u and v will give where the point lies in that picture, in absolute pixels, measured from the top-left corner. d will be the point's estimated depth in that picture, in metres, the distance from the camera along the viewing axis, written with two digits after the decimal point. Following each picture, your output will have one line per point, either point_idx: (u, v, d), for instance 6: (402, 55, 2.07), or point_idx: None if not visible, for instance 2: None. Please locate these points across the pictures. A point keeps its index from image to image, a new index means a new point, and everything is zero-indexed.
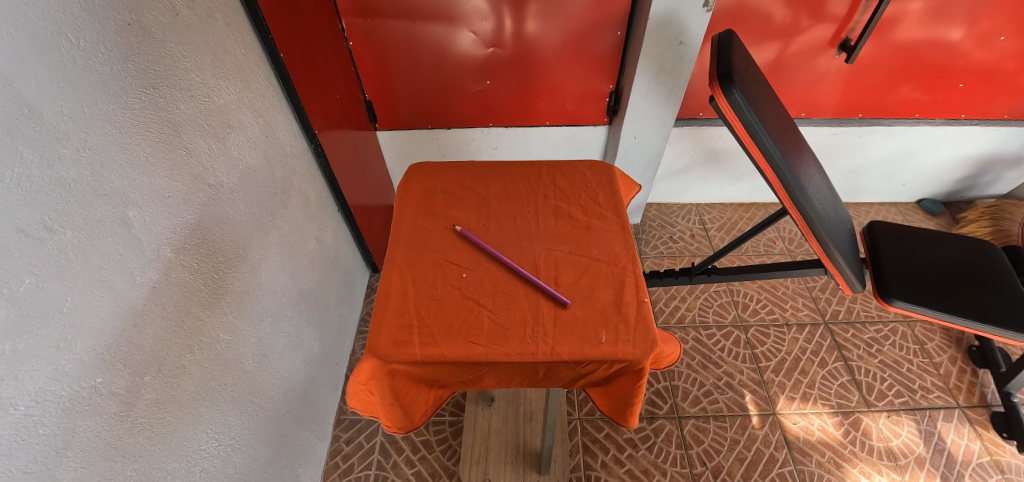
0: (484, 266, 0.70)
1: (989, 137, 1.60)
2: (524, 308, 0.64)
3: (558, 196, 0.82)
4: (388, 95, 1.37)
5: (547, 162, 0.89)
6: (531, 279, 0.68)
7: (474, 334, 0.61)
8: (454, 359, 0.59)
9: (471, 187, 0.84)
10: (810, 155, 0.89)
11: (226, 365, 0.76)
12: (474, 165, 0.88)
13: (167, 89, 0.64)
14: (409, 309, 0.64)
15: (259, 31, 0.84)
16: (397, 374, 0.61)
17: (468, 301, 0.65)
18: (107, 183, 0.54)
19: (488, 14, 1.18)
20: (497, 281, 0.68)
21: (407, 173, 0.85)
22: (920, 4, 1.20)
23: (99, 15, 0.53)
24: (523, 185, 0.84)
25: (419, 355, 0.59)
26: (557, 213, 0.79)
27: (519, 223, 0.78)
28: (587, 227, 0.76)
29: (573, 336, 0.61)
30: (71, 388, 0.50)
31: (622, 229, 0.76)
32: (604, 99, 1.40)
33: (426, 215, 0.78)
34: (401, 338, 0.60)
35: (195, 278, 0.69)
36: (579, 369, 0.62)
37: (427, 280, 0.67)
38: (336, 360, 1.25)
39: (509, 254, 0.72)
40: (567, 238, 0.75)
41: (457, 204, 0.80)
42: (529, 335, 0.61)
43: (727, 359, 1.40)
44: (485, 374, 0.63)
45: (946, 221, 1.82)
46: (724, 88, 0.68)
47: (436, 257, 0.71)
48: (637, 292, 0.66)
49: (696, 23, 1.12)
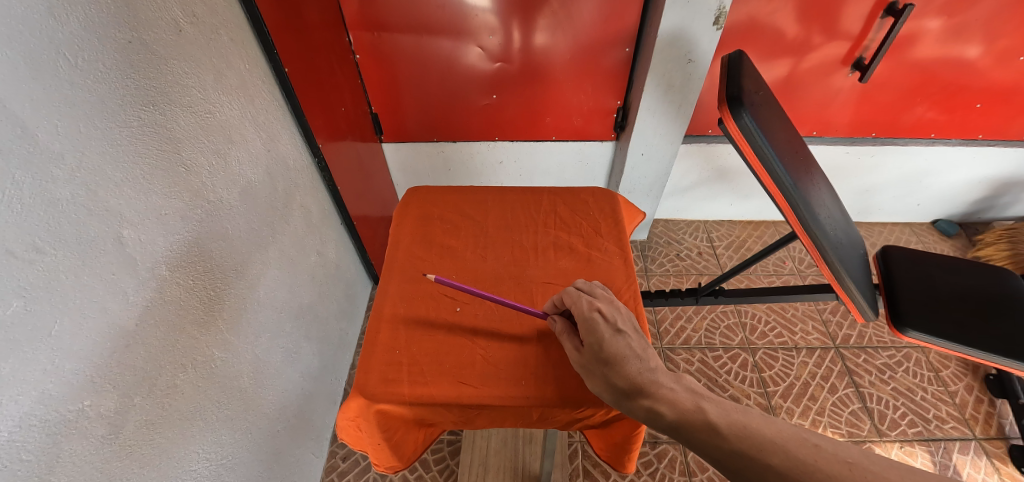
0: (478, 299, 0.70)
1: (1006, 158, 1.56)
2: (520, 347, 0.64)
3: (558, 224, 0.81)
4: (394, 108, 1.37)
5: (549, 188, 0.88)
6: (529, 317, 0.68)
7: (466, 374, 0.61)
8: (444, 401, 0.58)
9: (469, 213, 0.84)
10: (821, 180, 0.87)
11: (220, 384, 0.75)
12: (473, 190, 0.88)
13: (168, 105, 0.63)
14: (400, 346, 0.64)
15: (264, 46, 0.84)
16: (386, 413, 0.60)
17: (461, 338, 0.65)
18: (101, 202, 0.53)
19: (495, 29, 1.17)
20: (492, 316, 0.68)
21: (405, 197, 0.85)
22: (937, 22, 1.18)
23: (98, 32, 0.52)
24: (524, 211, 0.84)
25: (408, 395, 0.59)
26: (558, 244, 0.78)
27: (517, 252, 0.77)
28: (589, 259, 0.76)
29: (570, 379, 0.61)
30: (56, 412, 0.49)
31: (624, 261, 0.75)
32: (611, 115, 1.38)
33: (421, 243, 0.78)
34: (391, 377, 0.60)
35: (191, 295, 0.68)
36: (575, 414, 0.61)
37: (420, 314, 0.68)
38: (334, 376, 1.24)
39: (506, 286, 0.72)
40: (568, 271, 0.74)
41: (454, 231, 0.80)
42: (523, 377, 0.61)
43: (733, 382, 1.37)
44: (477, 416, 0.62)
45: (962, 243, 1.77)
46: (733, 112, 0.66)
47: (430, 290, 0.71)
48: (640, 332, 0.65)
49: (706, 41, 1.11)
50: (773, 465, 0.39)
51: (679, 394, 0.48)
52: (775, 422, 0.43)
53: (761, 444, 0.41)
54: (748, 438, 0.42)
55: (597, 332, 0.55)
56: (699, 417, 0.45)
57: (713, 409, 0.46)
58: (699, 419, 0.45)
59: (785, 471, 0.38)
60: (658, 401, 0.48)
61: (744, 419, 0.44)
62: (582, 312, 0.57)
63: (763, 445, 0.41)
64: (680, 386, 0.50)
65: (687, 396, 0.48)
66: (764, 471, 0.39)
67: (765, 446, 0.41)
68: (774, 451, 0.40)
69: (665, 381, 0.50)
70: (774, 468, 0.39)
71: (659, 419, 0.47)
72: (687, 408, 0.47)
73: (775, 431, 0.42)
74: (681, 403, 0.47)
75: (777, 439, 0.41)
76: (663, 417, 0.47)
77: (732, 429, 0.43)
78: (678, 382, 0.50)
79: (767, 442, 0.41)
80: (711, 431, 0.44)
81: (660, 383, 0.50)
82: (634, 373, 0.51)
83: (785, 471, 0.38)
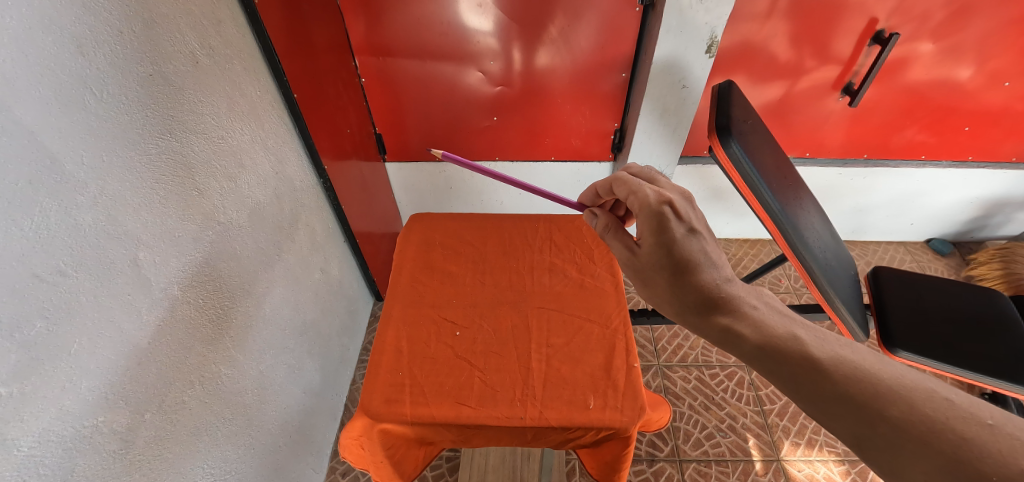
0: (476, 324, 0.80)
1: (997, 179, 1.59)
2: (514, 370, 0.73)
3: (553, 252, 0.93)
4: (397, 129, 1.41)
5: (544, 217, 1.01)
6: (523, 341, 0.78)
7: (464, 395, 0.70)
8: (444, 420, 0.67)
9: (469, 241, 0.95)
10: (811, 203, 0.90)
11: (226, 400, 0.77)
12: (474, 219, 1.00)
13: (184, 133, 0.67)
14: (403, 368, 0.73)
15: (275, 73, 0.88)
16: (387, 431, 0.69)
17: (461, 361, 0.74)
18: (120, 227, 0.56)
19: (496, 54, 1.21)
20: (489, 340, 0.78)
21: (408, 227, 0.97)
22: (925, 48, 1.21)
23: (123, 67, 0.56)
24: (522, 239, 0.96)
25: (409, 414, 0.67)
26: (553, 271, 0.90)
27: (514, 278, 0.88)
28: (581, 286, 0.86)
29: (561, 401, 0.69)
30: (73, 428, 0.51)
31: (615, 290, 0.86)
32: (608, 137, 1.42)
33: (424, 270, 0.89)
34: (394, 397, 0.69)
35: (201, 313, 0.70)
36: (566, 434, 0.69)
37: (422, 338, 0.77)
38: (335, 391, 1.26)
39: (503, 310, 0.82)
40: (562, 297, 0.85)
41: (455, 258, 0.92)
42: (518, 399, 0.69)
43: (730, 400, 1.38)
44: (474, 435, 0.71)
45: (956, 262, 1.79)
46: (723, 141, 0.70)
47: (434, 314, 0.81)
48: (626, 357, 0.75)
49: (699, 68, 1.16)
50: (889, 416, 0.39)
51: (757, 312, 0.54)
52: (894, 368, 0.43)
53: (878, 393, 0.40)
54: (863, 384, 0.42)
55: (670, 232, 0.59)
56: (795, 347, 0.48)
57: (815, 344, 0.48)
58: (797, 350, 0.47)
59: (903, 423, 0.38)
60: (736, 319, 0.54)
61: (853, 358, 0.44)
62: (653, 210, 0.61)
63: (880, 394, 0.41)
64: (753, 303, 0.56)
65: (770, 319, 0.53)
66: (878, 418, 0.39)
67: (882, 393, 0.40)
68: (895, 402, 0.39)
69: (735, 293, 0.57)
70: (891, 418, 0.39)
71: (741, 338, 0.52)
72: (774, 332, 0.50)
73: (896, 379, 0.41)
74: (766, 328, 0.51)
75: (900, 391, 0.40)
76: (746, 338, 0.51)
77: (841, 369, 0.44)
78: (749, 297, 0.56)
79: (885, 389, 0.41)
80: (814, 369, 0.45)
81: (732, 297, 0.56)
82: (703, 279, 0.58)
83: (904, 423, 0.38)
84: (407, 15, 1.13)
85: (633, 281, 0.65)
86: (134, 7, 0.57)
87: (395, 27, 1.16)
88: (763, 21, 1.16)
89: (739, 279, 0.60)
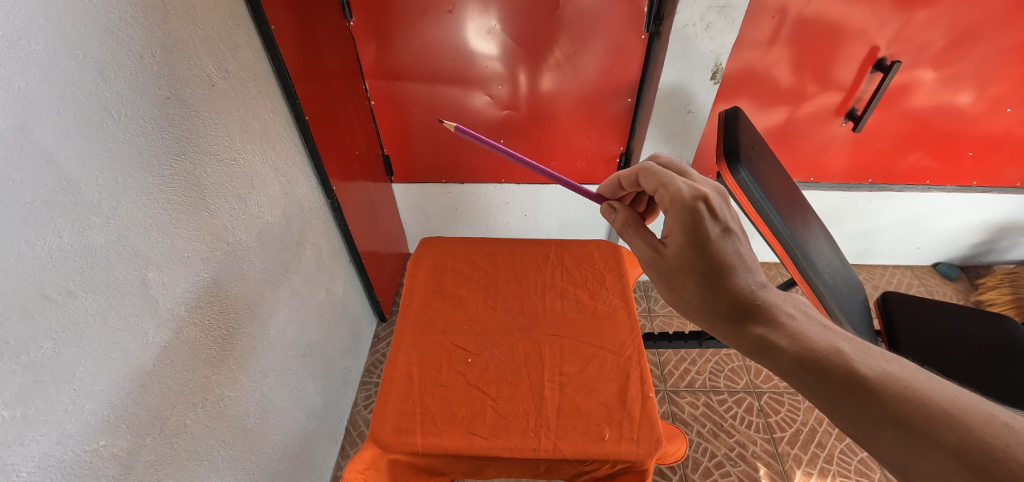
0: (488, 351, 0.81)
1: (1002, 203, 1.59)
2: (527, 399, 0.74)
3: (564, 277, 0.95)
4: (405, 151, 1.43)
5: (555, 242, 1.03)
6: (536, 369, 0.78)
7: (476, 425, 0.70)
8: (454, 451, 0.67)
9: (479, 265, 0.97)
10: (819, 228, 0.91)
11: (228, 422, 0.75)
12: (485, 243, 1.02)
13: (198, 155, 0.67)
14: (413, 396, 0.73)
15: (288, 96, 0.90)
16: (397, 462, 0.68)
17: (473, 390, 0.75)
18: (131, 247, 0.56)
19: (504, 79, 1.24)
20: (501, 368, 0.78)
21: (419, 250, 0.99)
22: (926, 75, 1.23)
23: (143, 91, 0.57)
24: (534, 264, 0.98)
25: (420, 445, 0.67)
26: (565, 296, 0.91)
27: (526, 303, 0.90)
28: (594, 312, 0.88)
29: (575, 432, 0.69)
30: (73, 452, 0.50)
31: (627, 316, 0.87)
32: (613, 160, 1.44)
33: (434, 294, 0.90)
34: (404, 427, 0.69)
35: (206, 335, 0.70)
36: (581, 466, 0.69)
37: (433, 365, 0.78)
38: (337, 414, 1.23)
39: (515, 337, 0.84)
40: (575, 323, 0.86)
41: (466, 283, 0.93)
42: (531, 429, 0.70)
43: (739, 427, 1.35)
44: (485, 466, 0.70)
45: (964, 286, 1.77)
46: (730, 166, 0.73)
47: (445, 341, 0.82)
48: (641, 386, 0.75)
49: (705, 94, 1.19)
50: (943, 441, 0.36)
51: (793, 322, 0.53)
52: (946, 390, 0.40)
53: (931, 416, 0.38)
54: (912, 405, 0.39)
55: (703, 231, 0.59)
56: (837, 361, 0.45)
57: (858, 359, 0.45)
58: (840, 364, 0.45)
59: (957, 447, 0.35)
60: (772, 328, 0.52)
61: (903, 377, 0.42)
62: (687, 205, 0.61)
63: (931, 416, 0.38)
64: (789, 312, 0.54)
65: (808, 330, 0.51)
66: (928, 441, 0.37)
67: (935, 417, 0.38)
68: (948, 425, 0.37)
69: (770, 300, 0.56)
70: (944, 442, 0.36)
71: (777, 347, 0.50)
72: (813, 344, 0.48)
73: (947, 401, 0.39)
74: (804, 338, 0.50)
75: (953, 414, 0.37)
76: (782, 347, 0.50)
77: (889, 388, 0.41)
78: (784, 306, 0.55)
79: (935, 411, 0.38)
80: (860, 386, 0.42)
81: (767, 305, 0.55)
82: (736, 282, 0.57)
83: (959, 448, 0.35)
84: (417, 41, 1.16)
85: (661, 282, 0.65)
86: (154, 33, 0.58)
87: (406, 53, 1.19)
88: (767, 49, 1.18)
89: (773, 287, 0.59)
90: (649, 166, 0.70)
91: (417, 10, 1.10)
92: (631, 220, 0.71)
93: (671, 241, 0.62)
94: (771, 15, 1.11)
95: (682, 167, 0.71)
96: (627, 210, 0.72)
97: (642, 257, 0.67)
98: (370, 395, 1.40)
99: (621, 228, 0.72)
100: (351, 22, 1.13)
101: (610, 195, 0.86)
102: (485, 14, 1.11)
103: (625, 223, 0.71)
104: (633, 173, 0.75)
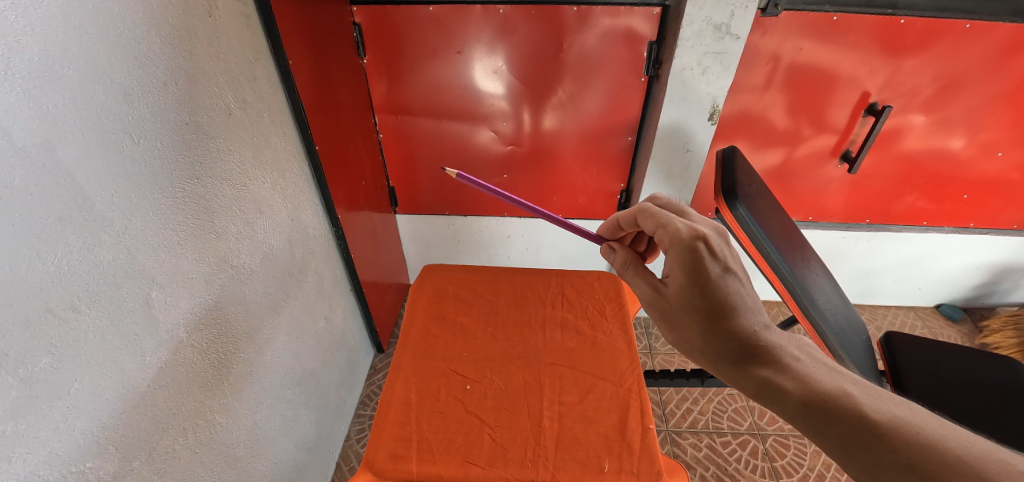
0: (487, 378, 0.80)
1: (1000, 245, 1.61)
2: (526, 429, 0.72)
3: (565, 308, 0.95)
4: (410, 182, 1.46)
5: (556, 271, 1.04)
6: (535, 399, 0.77)
7: (473, 454, 0.68)
8: (450, 478, 0.65)
9: (480, 293, 0.97)
10: (818, 265, 0.91)
11: (218, 452, 0.73)
12: (486, 272, 1.02)
13: (209, 179, 0.69)
14: (410, 422, 0.72)
15: (301, 127, 0.94)
16: None
17: (471, 417, 0.73)
18: (137, 266, 0.57)
19: (509, 116, 1.28)
20: (500, 396, 0.77)
21: (421, 278, 0.99)
22: (918, 119, 1.28)
23: (163, 117, 0.59)
24: (533, 293, 0.98)
25: (415, 473, 0.65)
26: (566, 327, 0.90)
27: (526, 332, 0.89)
28: (594, 342, 0.87)
29: (574, 463, 0.67)
30: (58, 473, 0.48)
31: (628, 348, 0.86)
32: (614, 196, 1.46)
33: (435, 322, 0.90)
34: (399, 453, 0.68)
35: (203, 358, 0.69)
36: None
37: (433, 391, 0.77)
38: (328, 448, 1.20)
39: (516, 364, 0.83)
40: (575, 354, 0.85)
41: (466, 311, 0.93)
42: (529, 461, 0.67)
43: (743, 471, 1.30)
44: None
45: (969, 328, 1.75)
46: (729, 203, 0.75)
47: (444, 367, 0.81)
48: (642, 418, 0.73)
49: (703, 134, 1.23)
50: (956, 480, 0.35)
51: (798, 364, 0.52)
52: (961, 437, 0.39)
53: (943, 460, 0.37)
54: (923, 451, 0.38)
55: (704, 269, 0.60)
56: (846, 405, 0.45)
57: (867, 402, 0.45)
58: (848, 408, 0.44)
59: None
60: (776, 371, 0.52)
61: (912, 421, 0.41)
62: (687, 246, 0.62)
63: (944, 461, 0.37)
64: (794, 354, 0.54)
65: (813, 373, 0.50)
66: None
67: (947, 462, 0.37)
68: (962, 469, 0.35)
69: (774, 342, 0.55)
70: None
71: (782, 390, 0.49)
72: (820, 387, 0.48)
73: (961, 448, 0.37)
74: (811, 381, 0.49)
75: (968, 458, 0.36)
76: (788, 390, 0.49)
77: (900, 433, 0.40)
78: (788, 348, 0.55)
79: (948, 456, 0.37)
80: (871, 431, 0.41)
81: (770, 346, 0.55)
82: (738, 322, 0.57)
83: None
84: (427, 78, 1.22)
85: (662, 323, 0.65)
86: (179, 63, 0.62)
87: (416, 89, 1.24)
88: (761, 92, 1.23)
89: (776, 327, 0.58)
90: (647, 207, 0.71)
91: (428, 49, 1.16)
92: (630, 259, 0.72)
93: (671, 279, 0.63)
94: (765, 61, 1.16)
95: (681, 207, 0.73)
96: (626, 249, 0.73)
97: (643, 297, 0.68)
98: (364, 428, 1.36)
99: (621, 267, 0.72)
100: (364, 60, 1.19)
101: (609, 234, 0.87)
102: (492, 56, 1.17)
103: (624, 263, 0.72)
104: (632, 213, 0.77)
